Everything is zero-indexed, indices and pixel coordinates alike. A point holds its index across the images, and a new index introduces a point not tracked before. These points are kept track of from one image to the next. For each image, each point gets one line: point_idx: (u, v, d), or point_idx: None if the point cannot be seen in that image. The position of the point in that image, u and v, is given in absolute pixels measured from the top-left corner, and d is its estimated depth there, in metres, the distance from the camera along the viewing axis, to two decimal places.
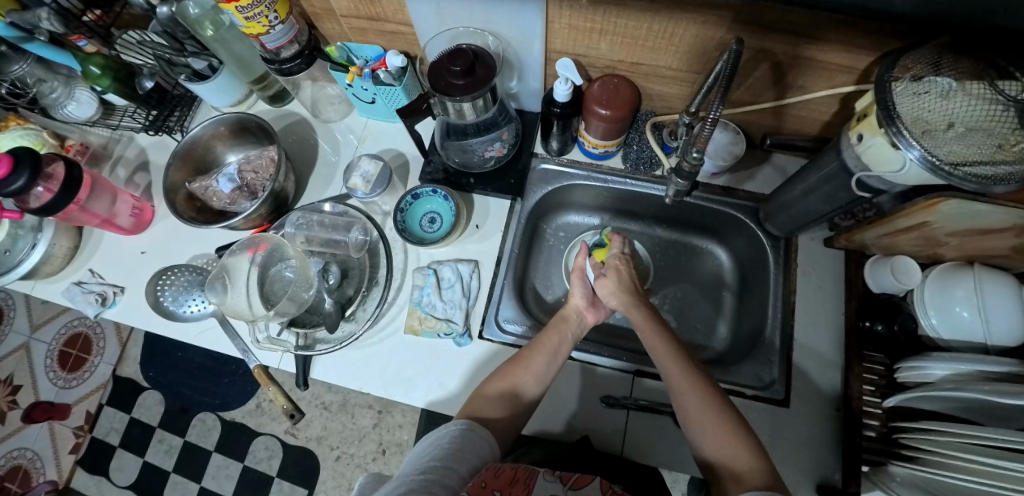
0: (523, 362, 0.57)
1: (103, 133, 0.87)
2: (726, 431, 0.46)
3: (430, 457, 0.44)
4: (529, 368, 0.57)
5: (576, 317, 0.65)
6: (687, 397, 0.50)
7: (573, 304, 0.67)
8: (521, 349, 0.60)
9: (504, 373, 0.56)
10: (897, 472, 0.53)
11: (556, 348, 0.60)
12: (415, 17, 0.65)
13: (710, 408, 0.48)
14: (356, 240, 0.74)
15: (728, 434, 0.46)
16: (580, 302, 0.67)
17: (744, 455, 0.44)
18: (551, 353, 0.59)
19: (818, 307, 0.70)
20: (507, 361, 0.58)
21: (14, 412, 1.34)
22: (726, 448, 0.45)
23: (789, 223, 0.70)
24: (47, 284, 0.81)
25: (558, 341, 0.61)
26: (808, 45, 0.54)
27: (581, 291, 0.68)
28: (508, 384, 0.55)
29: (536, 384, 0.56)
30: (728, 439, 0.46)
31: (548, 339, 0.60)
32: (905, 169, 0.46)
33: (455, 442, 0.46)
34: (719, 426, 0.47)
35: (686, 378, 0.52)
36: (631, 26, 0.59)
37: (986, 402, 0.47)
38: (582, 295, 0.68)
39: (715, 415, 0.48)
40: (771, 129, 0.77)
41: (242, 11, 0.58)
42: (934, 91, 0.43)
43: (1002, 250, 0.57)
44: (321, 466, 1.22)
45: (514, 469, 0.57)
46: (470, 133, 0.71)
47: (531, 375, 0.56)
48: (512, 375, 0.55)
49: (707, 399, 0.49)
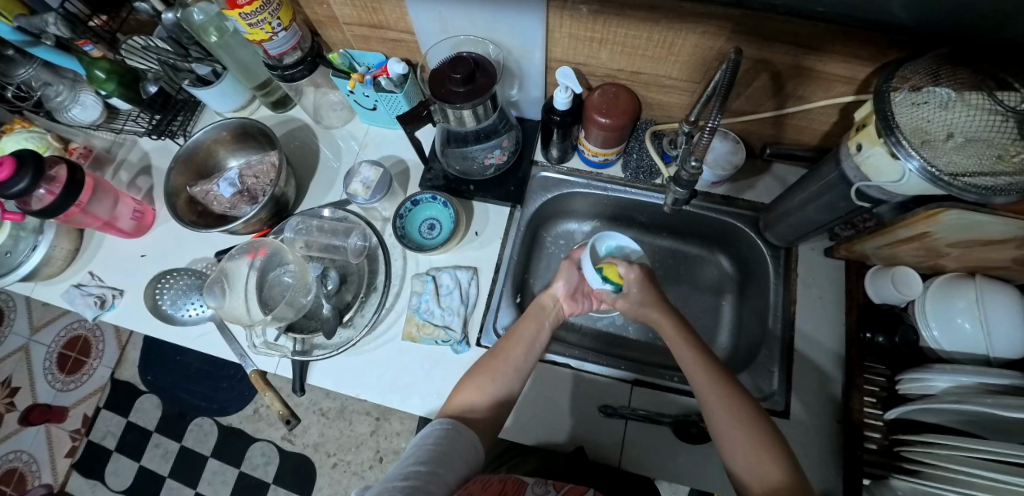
0: (501, 353, 0.57)
1: (107, 137, 0.88)
2: (752, 442, 0.45)
3: (413, 461, 0.43)
4: (506, 358, 0.56)
5: (551, 305, 0.65)
6: (715, 407, 0.49)
7: (553, 292, 0.66)
8: (498, 342, 0.59)
9: (482, 368, 0.56)
10: (898, 486, 0.52)
11: (533, 339, 0.60)
12: (416, 24, 0.66)
13: (735, 416, 0.48)
14: (355, 245, 0.74)
15: (751, 445, 0.45)
16: (563, 291, 0.67)
17: (776, 470, 0.43)
18: (529, 345, 0.59)
19: (819, 318, 0.70)
20: (483, 355, 0.58)
21: (11, 413, 1.33)
22: (755, 462, 0.44)
23: (789, 232, 0.69)
24: (47, 286, 0.81)
25: (536, 332, 0.60)
26: (809, 55, 0.54)
27: (564, 283, 0.67)
28: (492, 382, 0.54)
29: (518, 376, 0.56)
30: (755, 451, 0.45)
31: (524, 329, 0.60)
32: (904, 180, 0.46)
33: (440, 443, 0.46)
34: (745, 437, 0.46)
35: (712, 387, 0.51)
36: (631, 36, 0.59)
37: (989, 415, 0.46)
38: (566, 285, 0.68)
39: (743, 426, 0.47)
40: (771, 139, 0.77)
41: (246, 17, 0.59)
42: (933, 102, 0.43)
43: (1004, 262, 0.57)
44: (317, 473, 1.21)
45: (503, 482, 0.59)
46: (471, 140, 0.73)
47: (507, 365, 0.56)
48: (491, 368, 0.55)
49: (734, 409, 0.48)
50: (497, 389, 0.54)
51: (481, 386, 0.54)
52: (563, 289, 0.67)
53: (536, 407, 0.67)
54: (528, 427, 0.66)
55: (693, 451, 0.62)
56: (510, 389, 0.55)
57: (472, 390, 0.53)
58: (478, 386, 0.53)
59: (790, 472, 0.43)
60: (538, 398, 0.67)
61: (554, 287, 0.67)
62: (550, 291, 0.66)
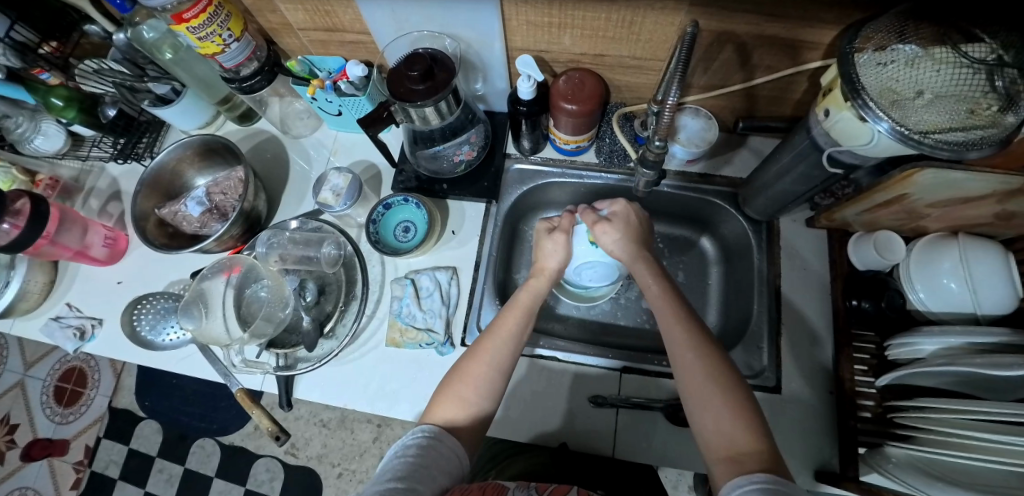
0: (481, 352, 0.53)
1: (74, 165, 0.86)
2: (726, 403, 0.44)
3: (390, 477, 0.42)
4: (488, 361, 0.52)
5: (537, 289, 0.61)
6: (693, 379, 0.47)
7: (546, 267, 0.64)
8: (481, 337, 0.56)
9: (462, 372, 0.52)
10: (892, 453, 0.52)
11: (519, 330, 0.56)
12: (372, 25, 0.64)
13: (704, 376, 0.46)
14: (330, 255, 0.72)
15: (727, 411, 0.43)
16: (551, 269, 0.64)
17: (747, 434, 0.42)
18: (516, 337, 0.55)
19: (807, 290, 0.69)
20: (462, 358, 0.54)
21: (13, 450, 1.33)
22: (722, 425, 0.43)
23: (768, 206, 0.68)
24: (26, 321, 0.79)
25: (524, 322, 0.57)
26: (770, 23, 0.53)
27: (555, 257, 0.64)
28: (475, 392, 0.51)
29: (497, 373, 0.52)
30: (731, 416, 0.43)
31: (507, 321, 0.56)
32: (874, 142, 0.45)
33: (419, 455, 0.44)
34: (722, 406, 0.44)
35: (695, 362, 0.48)
36: (590, 18, 0.57)
37: (979, 374, 0.46)
38: (557, 257, 0.64)
39: (717, 393, 0.45)
40: (744, 113, 0.75)
41: (194, 31, 0.58)
42: (900, 60, 0.41)
43: (986, 218, 0.56)
44: (323, 484, 1.21)
45: (482, 489, 0.47)
46: (437, 138, 0.70)
47: (486, 366, 0.52)
48: (471, 374, 0.51)
49: (703, 372, 0.46)
50: (482, 399, 0.51)
51: (462, 396, 0.50)
52: (555, 266, 0.64)
53: (527, 403, 0.66)
54: (521, 424, 0.65)
55: (685, 434, 0.62)
56: (494, 394, 0.52)
57: (451, 401, 0.50)
58: (460, 396, 0.50)
59: (764, 440, 0.41)
60: (527, 393, 0.66)
61: (547, 263, 0.64)
62: (544, 272, 0.63)
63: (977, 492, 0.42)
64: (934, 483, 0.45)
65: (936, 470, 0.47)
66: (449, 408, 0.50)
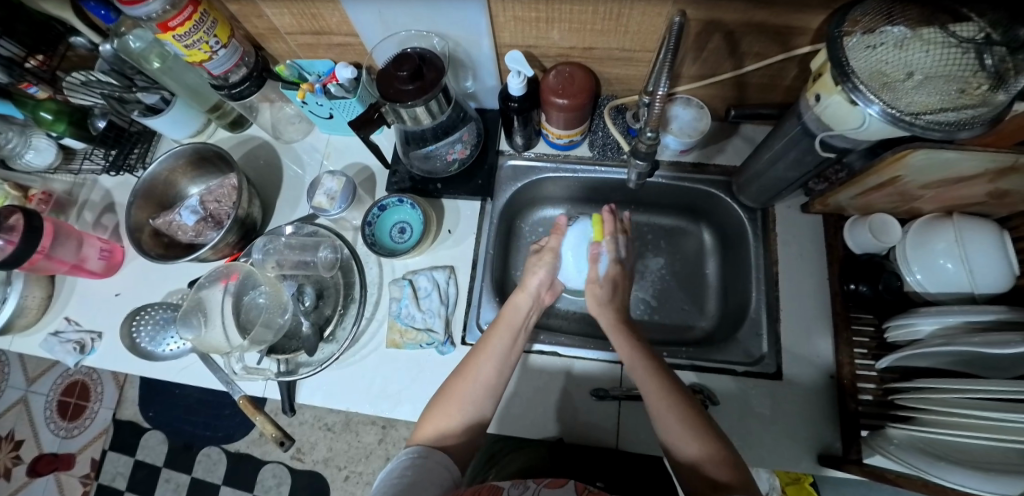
0: (467, 374, 0.53)
1: (67, 179, 0.86)
2: (689, 430, 0.45)
3: None
4: (474, 378, 0.53)
5: (523, 306, 0.59)
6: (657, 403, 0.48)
7: (529, 288, 0.61)
8: (463, 361, 0.55)
9: (448, 393, 0.53)
10: (894, 435, 0.52)
11: (507, 348, 0.56)
12: (358, 25, 0.64)
13: (670, 404, 0.47)
14: (326, 259, 0.72)
15: (697, 434, 0.45)
16: (534, 285, 0.61)
17: (721, 460, 0.43)
18: (499, 358, 0.54)
19: (806, 275, 0.69)
20: (450, 377, 0.54)
21: (19, 466, 1.33)
22: (697, 450, 0.44)
23: (762, 193, 0.68)
24: (25, 338, 0.79)
25: (510, 344, 0.56)
26: (759, 10, 0.53)
27: (538, 276, 0.63)
28: (463, 410, 0.51)
29: (487, 395, 0.53)
30: (702, 441, 0.45)
31: (491, 341, 0.55)
32: (864, 125, 0.45)
33: (408, 474, 0.45)
34: (690, 429, 0.45)
35: (653, 383, 0.50)
36: (578, 12, 0.57)
37: (977, 353, 0.46)
38: (541, 279, 0.63)
39: (680, 414, 0.46)
40: (735, 102, 0.75)
41: (181, 39, 0.58)
42: (889, 42, 0.41)
43: (979, 198, 0.56)
44: (330, 487, 1.21)
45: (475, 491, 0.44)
46: (429, 138, 0.70)
47: (474, 386, 0.52)
48: (457, 394, 0.52)
49: (668, 392, 0.48)
50: (470, 411, 0.51)
51: (448, 412, 0.51)
52: (536, 284, 0.62)
53: (529, 398, 0.66)
54: (523, 418, 0.65)
55: None
56: (482, 407, 0.52)
57: (440, 417, 0.51)
58: (446, 412, 0.51)
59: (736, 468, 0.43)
60: (530, 388, 0.67)
61: (530, 282, 0.62)
62: (526, 288, 0.61)
63: (975, 469, 0.42)
64: (936, 462, 0.45)
65: (938, 450, 0.47)
66: (437, 424, 0.50)
